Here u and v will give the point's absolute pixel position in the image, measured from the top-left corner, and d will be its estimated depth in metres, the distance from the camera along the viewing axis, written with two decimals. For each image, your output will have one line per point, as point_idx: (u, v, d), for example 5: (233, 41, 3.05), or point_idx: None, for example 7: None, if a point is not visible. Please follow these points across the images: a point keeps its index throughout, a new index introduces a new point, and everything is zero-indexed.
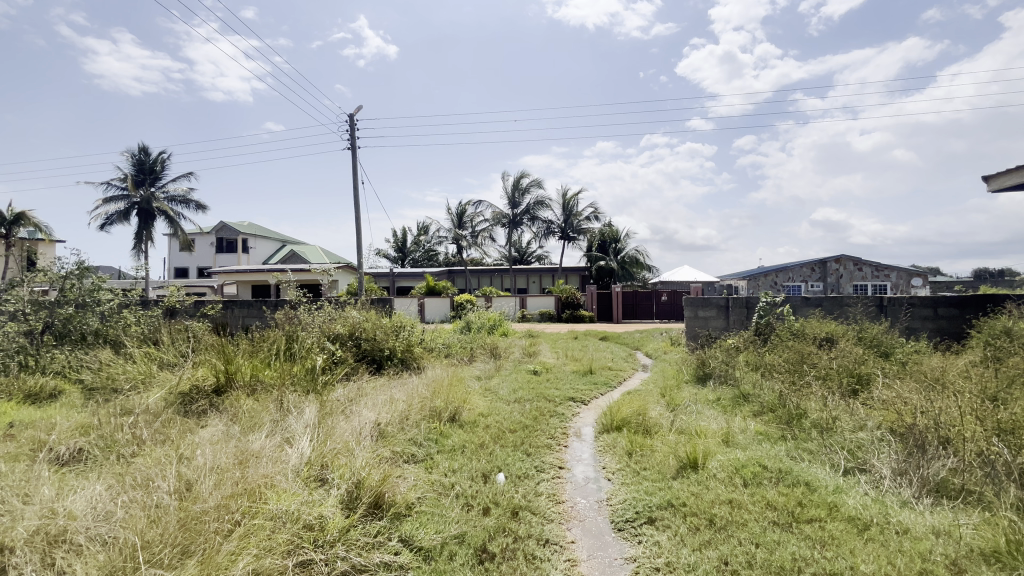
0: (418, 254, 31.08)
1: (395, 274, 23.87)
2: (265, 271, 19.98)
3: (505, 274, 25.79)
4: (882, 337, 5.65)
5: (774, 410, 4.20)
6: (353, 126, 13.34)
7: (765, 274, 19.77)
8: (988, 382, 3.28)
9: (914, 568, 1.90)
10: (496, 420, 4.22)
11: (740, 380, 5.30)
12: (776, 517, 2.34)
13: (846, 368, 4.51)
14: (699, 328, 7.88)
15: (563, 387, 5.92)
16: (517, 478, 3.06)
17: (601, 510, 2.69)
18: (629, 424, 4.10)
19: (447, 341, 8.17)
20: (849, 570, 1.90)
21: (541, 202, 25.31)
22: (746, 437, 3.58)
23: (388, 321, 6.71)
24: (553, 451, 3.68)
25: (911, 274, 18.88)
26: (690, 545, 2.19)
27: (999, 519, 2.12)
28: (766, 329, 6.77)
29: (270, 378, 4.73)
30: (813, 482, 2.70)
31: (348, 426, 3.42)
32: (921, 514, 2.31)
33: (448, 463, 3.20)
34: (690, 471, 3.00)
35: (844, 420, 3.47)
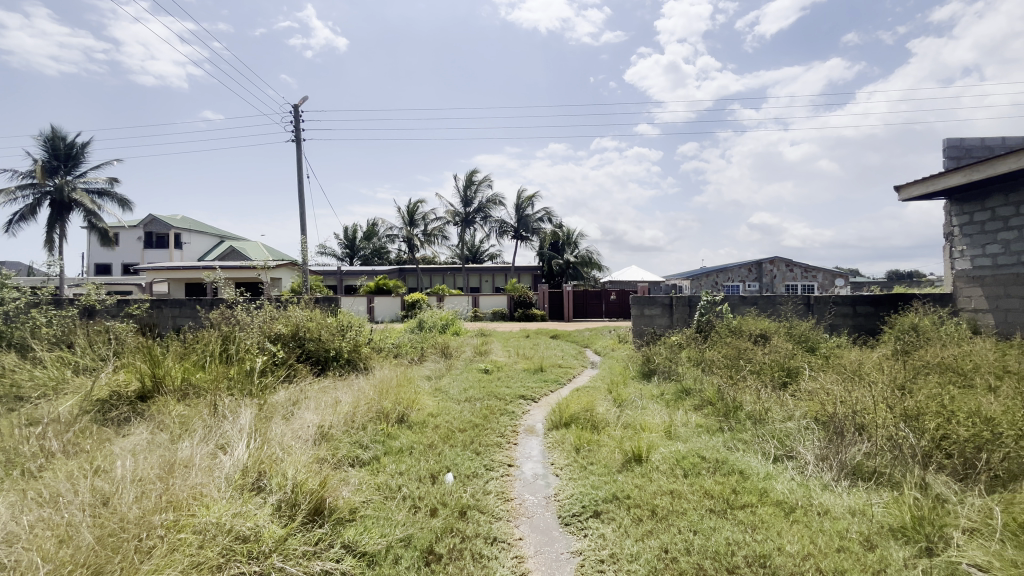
0: (367, 252, 30.33)
1: (343, 272, 23.09)
2: (199, 268, 18.80)
3: (458, 273, 25.61)
4: (810, 333, 6.07)
5: (713, 403, 4.42)
6: (297, 117, 12.81)
7: (707, 274, 20.78)
8: (898, 373, 3.62)
9: (833, 546, 2.05)
10: (446, 419, 4.18)
11: (683, 375, 5.55)
12: (712, 504, 2.46)
13: (777, 362, 4.82)
14: (645, 326, 8.17)
15: (513, 385, 5.95)
16: (466, 478, 3.04)
17: (549, 506, 2.73)
18: (577, 420, 4.19)
19: (397, 341, 8.01)
20: (776, 551, 2.02)
21: (495, 202, 25.32)
22: (687, 430, 3.73)
23: (334, 320, 6.49)
24: (503, 448, 3.70)
25: (835, 275, 20.52)
26: (633, 535, 2.26)
27: (906, 497, 2.33)
28: (707, 326, 7.15)
29: (203, 382, 4.46)
30: (745, 469, 2.86)
31: (288, 430, 3.28)
32: (840, 495, 2.51)
33: (395, 464, 3.14)
34: (634, 464, 3.10)
35: (775, 411, 3.70)
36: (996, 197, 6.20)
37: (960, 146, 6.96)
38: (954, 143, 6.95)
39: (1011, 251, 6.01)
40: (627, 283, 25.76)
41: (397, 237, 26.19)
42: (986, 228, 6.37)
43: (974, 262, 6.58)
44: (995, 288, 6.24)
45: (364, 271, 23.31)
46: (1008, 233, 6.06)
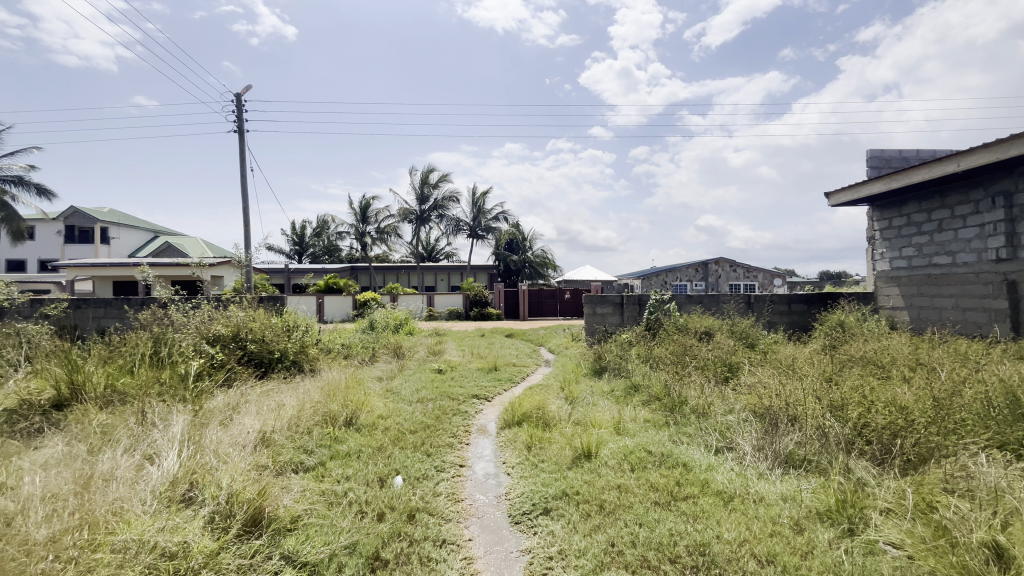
0: (317, 250, 29.27)
1: (291, 270, 22.15)
2: (129, 264, 17.44)
3: (412, 272, 25.19)
4: (750, 330, 6.40)
5: (660, 399, 4.57)
6: (240, 106, 12.15)
7: (657, 274, 21.52)
8: (827, 367, 3.88)
9: (766, 530, 2.17)
10: (396, 421, 4.09)
11: (632, 372, 5.71)
12: (657, 497, 2.54)
13: (719, 358, 5.04)
14: (597, 324, 8.34)
15: (467, 385, 5.91)
16: (415, 480, 2.98)
17: (499, 505, 2.72)
18: (530, 418, 4.21)
19: (347, 341, 7.78)
20: (715, 539, 2.11)
21: (451, 200, 25.07)
22: (635, 425, 3.84)
23: (279, 321, 6.20)
24: (455, 449, 3.66)
25: (773, 275, 21.80)
26: (582, 531, 2.29)
27: (832, 482, 2.49)
28: (655, 324, 7.39)
29: (130, 388, 4.14)
30: (688, 462, 2.97)
31: (224, 437, 3.10)
32: (773, 483, 2.65)
33: (342, 469, 3.03)
34: (583, 460, 3.15)
35: (717, 405, 3.87)
36: (912, 204, 6.78)
37: (881, 156, 7.55)
38: (876, 153, 7.54)
39: (924, 253, 6.59)
40: (581, 282, 26.25)
41: (349, 234, 25.42)
42: (903, 233, 6.95)
43: (893, 264, 7.16)
44: (911, 287, 6.82)
45: (314, 269, 22.46)
46: (922, 237, 6.64)
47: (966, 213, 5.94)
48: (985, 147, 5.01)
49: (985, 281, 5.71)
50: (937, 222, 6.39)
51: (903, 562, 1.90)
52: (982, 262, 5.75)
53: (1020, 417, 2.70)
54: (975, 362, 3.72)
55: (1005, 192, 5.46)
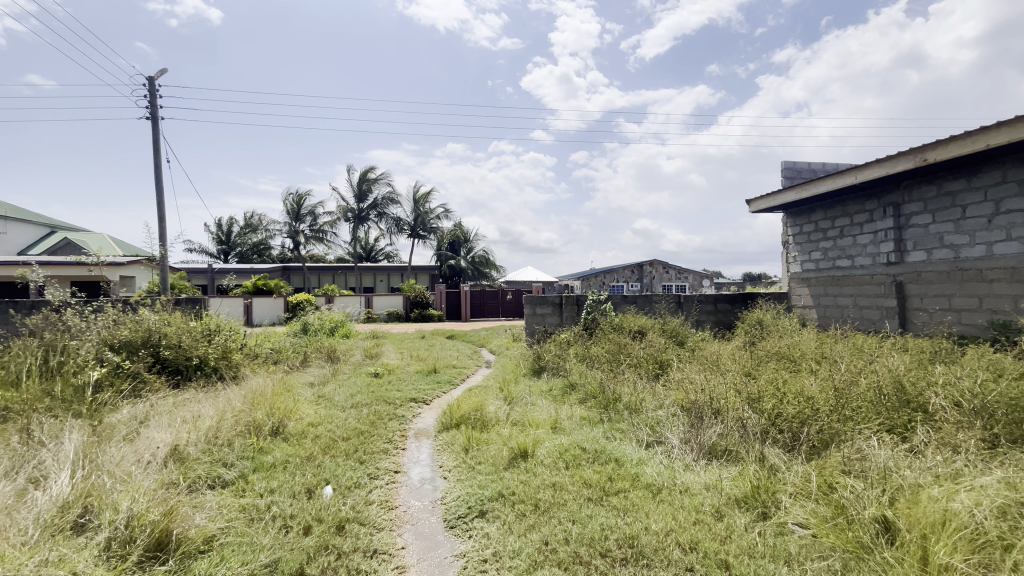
0: (245, 249, 27.49)
1: (214, 270, 20.62)
2: (18, 263, 15.45)
3: (350, 273, 24.26)
4: (679, 328, 6.74)
5: (595, 396, 4.69)
6: (154, 91, 11.14)
7: (596, 275, 22.19)
8: (746, 362, 4.16)
9: (691, 519, 2.28)
10: (328, 428, 3.91)
11: (569, 371, 5.83)
12: (590, 493, 2.59)
13: (651, 356, 5.26)
14: (537, 324, 8.44)
15: (404, 388, 5.76)
16: (346, 489, 2.85)
17: (434, 511, 2.67)
18: (468, 420, 4.17)
19: (277, 345, 7.33)
20: (643, 531, 2.18)
21: (390, 199, 24.41)
22: (571, 423, 3.91)
23: (197, 325, 5.74)
24: (389, 455, 3.55)
25: (702, 276, 23.15)
26: (516, 531, 2.30)
27: (749, 470, 2.66)
28: (592, 324, 7.59)
29: (13, 403, 3.65)
30: (620, 457, 3.07)
31: (128, 453, 2.81)
32: (698, 474, 2.80)
33: (266, 482, 2.85)
34: (520, 460, 3.16)
35: (648, 401, 4.03)
36: (819, 212, 7.44)
37: (793, 168, 8.24)
38: (789, 165, 8.21)
39: (829, 257, 7.26)
40: (523, 283, 26.51)
41: (280, 232, 24.09)
42: (812, 238, 7.62)
43: (803, 266, 7.83)
44: (818, 288, 7.49)
45: (241, 269, 21.04)
46: (827, 242, 7.30)
47: (863, 221, 6.61)
48: (877, 161, 5.62)
49: (878, 282, 6.38)
50: (839, 229, 7.06)
51: (808, 540, 2.06)
52: (876, 265, 6.43)
53: (904, 403, 3.03)
54: (870, 355, 4.13)
55: (894, 203, 6.13)
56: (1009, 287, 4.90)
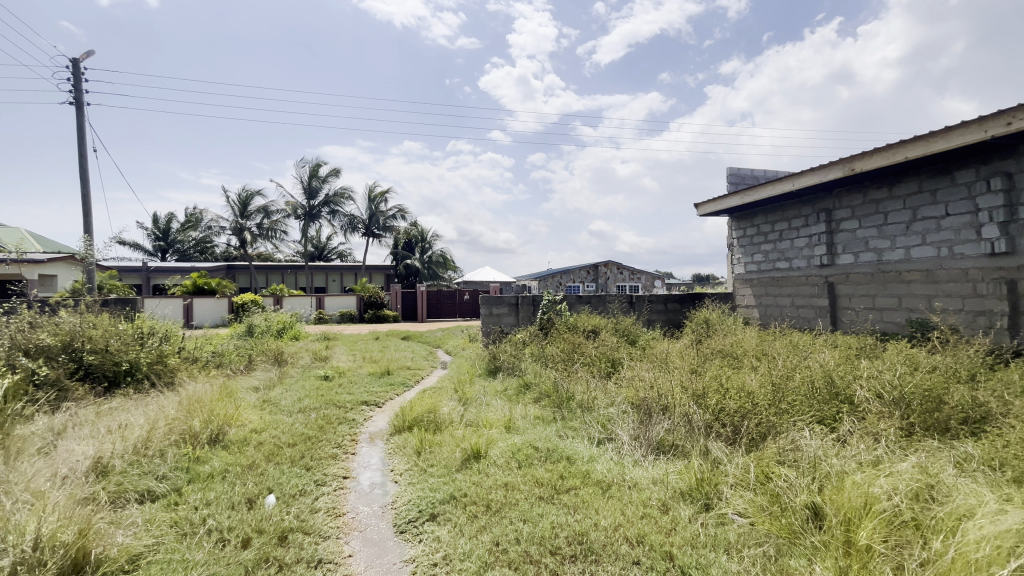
0: (184, 246, 25.88)
1: (150, 269, 19.28)
2: None
3: (300, 272, 23.36)
4: (631, 328, 6.92)
5: (549, 395, 4.74)
6: (78, 74, 10.27)
7: (553, 275, 22.47)
8: (692, 360, 4.33)
9: (638, 513, 2.34)
10: (272, 435, 3.74)
11: (524, 371, 5.87)
12: (541, 492, 2.61)
13: (604, 355, 5.37)
14: (493, 324, 8.44)
15: (356, 391, 5.60)
16: (291, 498, 2.73)
17: (384, 515, 2.60)
18: (421, 422, 4.10)
19: (218, 348, 6.94)
20: (593, 527, 2.22)
21: (343, 196, 23.69)
22: (525, 422, 3.93)
23: (127, 328, 5.34)
24: (338, 460, 3.43)
25: (654, 277, 23.96)
26: (468, 533, 2.27)
27: (694, 463, 2.76)
28: (548, 324, 7.67)
29: None
30: (572, 455, 3.11)
31: (43, 469, 2.57)
32: (646, 469, 2.88)
33: (202, 493, 2.69)
34: (473, 461, 3.14)
35: (600, 398, 4.12)
36: (760, 216, 7.86)
37: (737, 174, 8.66)
38: (734, 171, 8.63)
39: (769, 259, 7.68)
40: (480, 283, 26.44)
41: (224, 229, 22.86)
42: (754, 241, 8.03)
43: (746, 267, 8.24)
44: (759, 288, 7.91)
45: (179, 268, 19.78)
46: (768, 245, 7.72)
47: (800, 225, 7.03)
48: (813, 169, 6.00)
49: (813, 283, 6.81)
50: (778, 232, 7.48)
51: (746, 528, 2.17)
52: (811, 267, 6.86)
53: (833, 396, 3.25)
54: (804, 351, 4.40)
55: (827, 209, 6.57)
56: (924, 288, 5.36)
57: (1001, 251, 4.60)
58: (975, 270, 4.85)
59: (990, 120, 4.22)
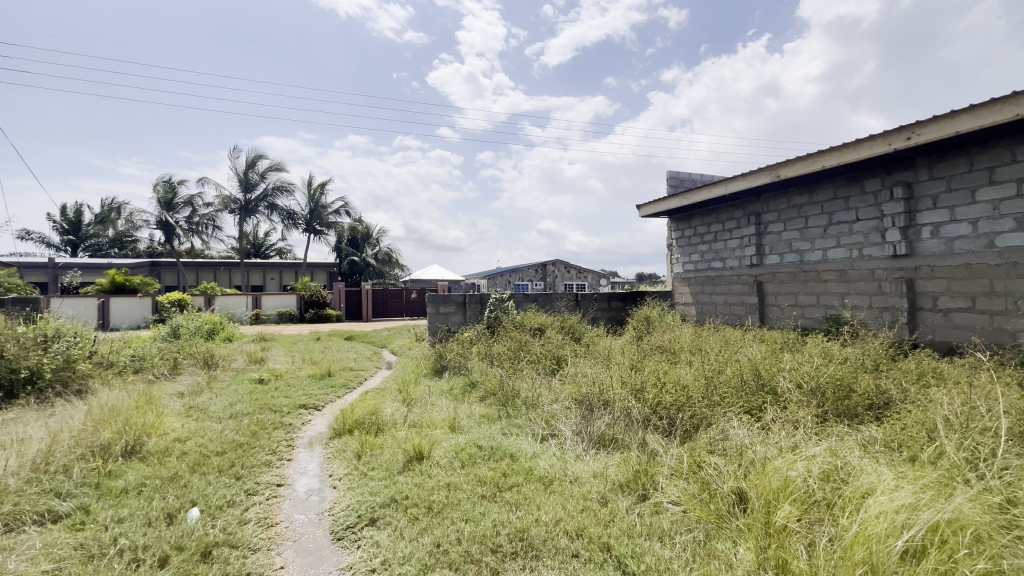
0: (100, 241, 23.67)
1: (57, 266, 17.48)
2: None
3: (234, 270, 22.00)
4: (576, 325, 7.07)
5: (495, 393, 4.75)
6: None
7: (502, 274, 22.53)
8: (633, 355, 4.48)
9: (579, 506, 2.39)
10: (199, 443, 3.49)
11: (471, 369, 5.84)
12: (484, 490, 2.60)
13: (549, 353, 5.45)
14: (440, 323, 8.34)
15: (293, 395, 5.34)
16: (217, 509, 2.56)
17: (320, 523, 2.50)
18: (362, 425, 3.98)
19: (138, 352, 6.40)
20: (534, 523, 2.24)
21: (282, 190, 22.54)
22: (470, 421, 3.91)
23: (27, 331, 4.80)
24: (272, 467, 3.26)
25: (600, 276, 24.62)
26: (408, 536, 2.23)
27: (632, 456, 2.85)
28: (495, 322, 7.67)
29: None
30: (516, 452, 3.13)
31: None
32: (587, 463, 2.95)
33: (114, 510, 2.46)
34: (415, 463, 3.08)
35: (545, 396, 4.18)
36: (697, 218, 8.27)
37: (677, 178, 9.05)
38: (673, 175, 9.02)
39: (705, 259, 8.10)
40: (428, 282, 26.03)
41: (146, 222, 21.12)
42: (692, 242, 8.44)
43: (684, 267, 8.65)
44: (696, 286, 8.32)
45: (93, 265, 18.06)
46: (704, 245, 8.14)
47: (732, 228, 7.46)
48: (743, 175, 6.39)
49: (743, 282, 7.25)
50: (713, 234, 7.90)
51: (679, 516, 2.27)
52: (742, 267, 7.31)
53: (760, 386, 3.47)
54: (735, 346, 4.67)
55: (756, 212, 7.02)
56: (838, 286, 5.85)
57: (902, 253, 5.11)
58: (881, 270, 5.35)
59: (893, 135, 4.67)
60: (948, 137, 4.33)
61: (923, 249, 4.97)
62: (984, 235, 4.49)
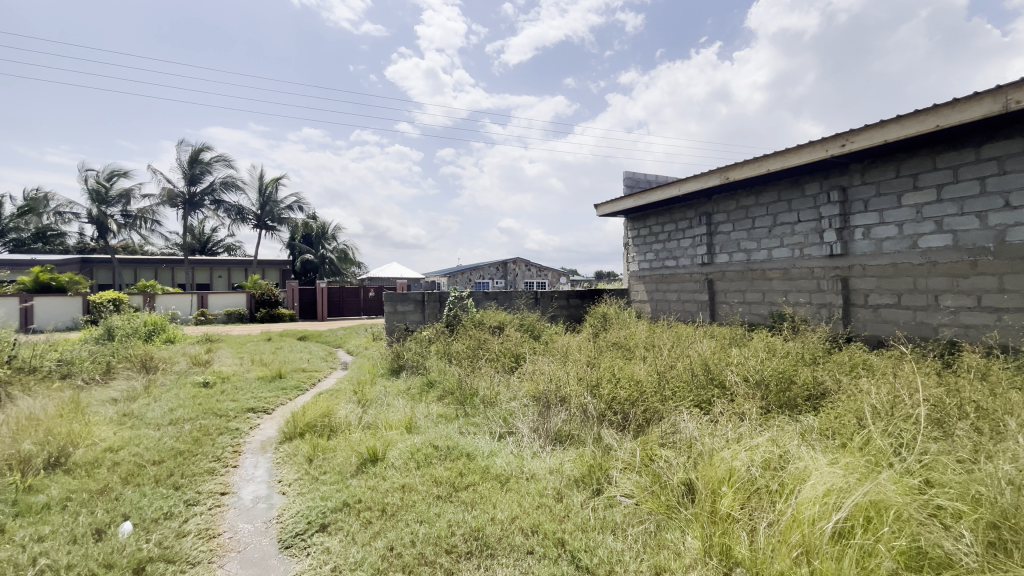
0: (22, 235, 21.76)
1: None
2: None
3: (176, 267, 20.76)
4: (535, 323, 7.11)
5: (453, 392, 4.70)
6: None
7: (462, 272, 22.39)
8: (590, 352, 4.56)
9: (535, 503, 2.40)
10: (133, 452, 3.27)
11: (429, 368, 5.77)
12: (439, 491, 2.58)
13: (508, 351, 5.46)
14: (397, 322, 8.19)
15: (240, 398, 5.10)
16: (152, 523, 2.41)
17: (267, 531, 2.39)
18: (314, 428, 3.84)
19: (66, 356, 5.92)
20: (489, 522, 2.24)
21: (231, 183, 21.43)
22: (427, 421, 3.86)
23: None
24: (216, 475, 3.09)
25: (560, 274, 24.92)
26: (360, 541, 2.17)
27: (587, 451, 2.90)
28: (454, 321, 7.61)
29: None
30: (472, 451, 3.11)
31: None
32: (543, 459, 2.97)
33: (34, 529, 2.27)
34: (369, 465, 3.01)
35: (503, 394, 4.18)
36: (652, 218, 8.50)
37: (633, 178, 9.27)
38: (630, 176, 9.22)
39: (660, 258, 8.34)
40: (386, 280, 25.52)
41: (76, 215, 19.58)
42: (647, 241, 8.67)
43: (639, 265, 8.88)
44: (651, 284, 8.56)
45: (14, 261, 16.58)
46: (658, 245, 8.38)
47: (685, 228, 7.72)
48: (696, 176, 6.62)
49: (695, 280, 7.52)
50: (667, 233, 8.16)
51: (632, 508, 2.33)
52: (694, 265, 7.57)
53: (709, 380, 3.60)
54: (686, 342, 4.84)
55: (707, 213, 7.29)
56: (781, 284, 6.17)
57: (838, 253, 5.45)
58: (819, 269, 5.69)
59: (830, 142, 4.96)
60: (877, 145, 4.64)
61: (856, 249, 5.32)
62: (909, 236, 4.85)
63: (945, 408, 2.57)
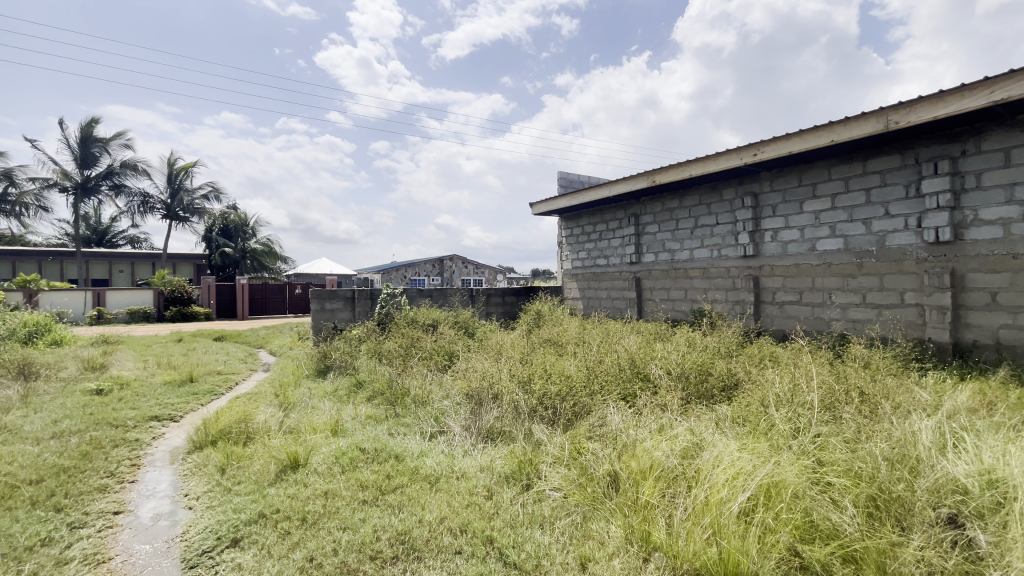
0: None
1: None
2: None
3: (67, 260, 18.48)
4: (469, 320, 7.08)
5: (383, 392, 4.55)
6: None
7: (397, 269, 21.82)
8: (523, 349, 4.60)
9: (465, 502, 2.38)
10: (4, 471, 2.85)
11: (358, 368, 5.56)
12: (365, 495, 2.48)
13: (441, 349, 5.38)
14: (325, 320, 7.82)
15: (142, 405, 4.61)
16: (25, 552, 2.11)
17: (168, 551, 2.18)
18: (228, 434, 3.56)
19: None
20: (416, 524, 2.18)
21: (133, 168, 19.33)
22: (354, 423, 3.70)
23: None
24: (109, 493, 2.77)
25: (497, 271, 25.00)
26: (277, 553, 2.04)
27: (518, 448, 2.92)
28: (386, 319, 7.39)
29: None
30: (401, 453, 3.02)
31: None
32: (474, 457, 2.95)
33: None
34: (289, 472, 2.84)
35: (435, 393, 4.10)
36: (585, 218, 8.75)
37: (567, 178, 9.46)
38: (564, 176, 9.41)
39: (591, 256, 8.60)
40: (315, 276, 24.30)
41: None
42: (580, 240, 8.91)
43: (573, 263, 9.11)
44: (583, 282, 8.81)
45: None
46: (590, 244, 8.64)
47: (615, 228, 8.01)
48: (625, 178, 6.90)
49: (624, 278, 7.84)
50: (598, 233, 8.43)
51: (560, 501, 2.37)
52: (623, 264, 7.89)
53: (635, 373, 3.77)
54: (614, 337, 5.02)
55: (635, 214, 7.62)
56: (701, 282, 6.58)
57: (751, 254, 5.90)
58: (734, 268, 6.13)
59: (744, 151, 5.36)
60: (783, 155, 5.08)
61: (766, 250, 5.79)
62: (809, 240, 5.35)
63: (835, 394, 2.87)
